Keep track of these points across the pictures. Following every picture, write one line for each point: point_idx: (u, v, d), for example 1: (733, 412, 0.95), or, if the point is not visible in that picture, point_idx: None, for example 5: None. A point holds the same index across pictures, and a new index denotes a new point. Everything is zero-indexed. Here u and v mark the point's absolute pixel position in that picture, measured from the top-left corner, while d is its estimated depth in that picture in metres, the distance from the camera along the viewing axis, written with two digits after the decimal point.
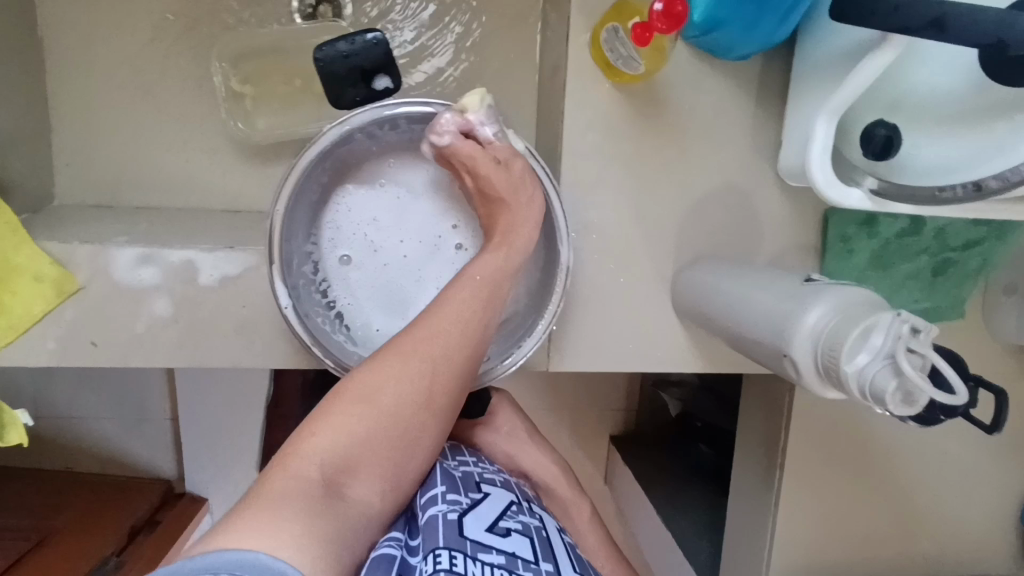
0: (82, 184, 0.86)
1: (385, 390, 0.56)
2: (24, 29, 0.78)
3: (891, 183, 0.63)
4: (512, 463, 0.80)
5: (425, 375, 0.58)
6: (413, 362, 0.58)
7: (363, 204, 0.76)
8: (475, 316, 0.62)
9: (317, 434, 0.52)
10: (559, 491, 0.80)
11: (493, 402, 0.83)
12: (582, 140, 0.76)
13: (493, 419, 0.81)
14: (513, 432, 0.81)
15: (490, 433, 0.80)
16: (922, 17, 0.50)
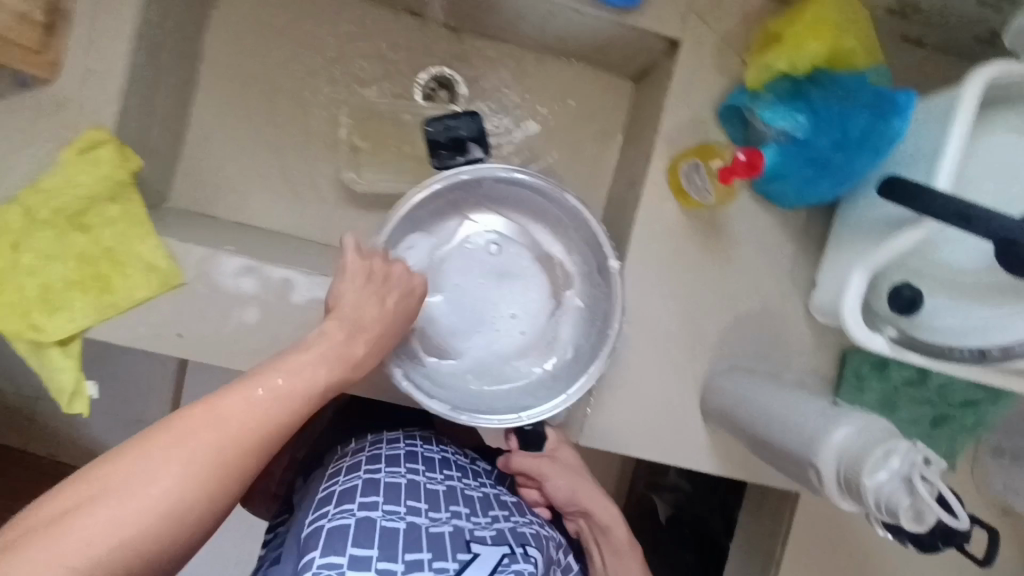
0: (193, 193, 0.96)
1: (148, 487, 0.47)
2: (189, 59, 0.91)
3: (909, 335, 0.73)
4: (575, 498, 0.88)
5: (191, 473, 0.49)
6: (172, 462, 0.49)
7: (452, 235, 0.86)
8: (208, 473, 0.50)
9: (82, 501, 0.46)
10: (617, 533, 0.87)
11: (550, 441, 0.89)
12: (645, 247, 0.88)
13: (556, 453, 0.89)
14: (572, 467, 0.89)
15: (554, 464, 0.88)
16: (951, 210, 0.63)
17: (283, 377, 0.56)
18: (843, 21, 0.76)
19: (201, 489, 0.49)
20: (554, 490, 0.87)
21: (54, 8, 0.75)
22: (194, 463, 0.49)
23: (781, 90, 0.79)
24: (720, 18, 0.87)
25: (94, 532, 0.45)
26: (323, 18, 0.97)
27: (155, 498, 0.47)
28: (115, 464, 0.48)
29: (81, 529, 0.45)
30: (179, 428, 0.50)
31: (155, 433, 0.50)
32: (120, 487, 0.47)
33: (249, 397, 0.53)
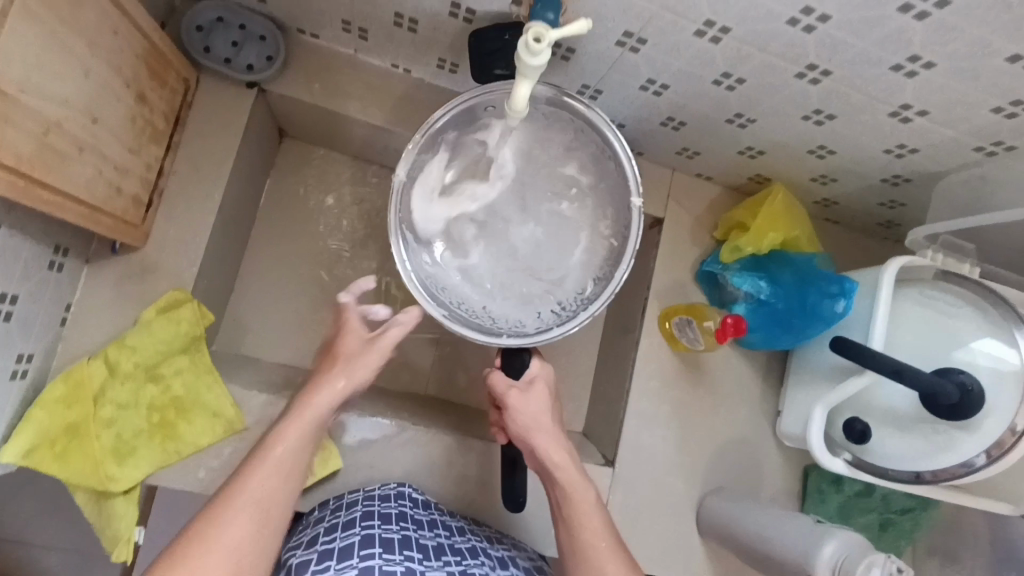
0: (237, 336, 1.04)
1: (233, 536, 0.61)
2: (247, 219, 1.03)
3: (860, 458, 0.93)
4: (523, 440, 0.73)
5: (256, 523, 0.63)
6: (265, 473, 0.66)
7: (472, 150, 0.75)
8: (248, 537, 0.62)
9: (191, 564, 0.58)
10: (579, 494, 0.71)
11: (534, 369, 0.74)
12: (646, 385, 1.05)
13: (532, 384, 0.73)
14: (546, 411, 0.73)
15: (521, 400, 0.73)
16: (889, 366, 0.83)
17: (280, 451, 0.68)
18: (792, 218, 1.01)
19: (255, 544, 0.62)
20: (520, 422, 0.72)
21: (154, 188, 0.86)
22: (281, 472, 0.67)
23: (747, 263, 1.02)
24: (693, 204, 1.11)
25: (229, 544, 0.61)
26: (363, 186, 1.12)
27: (230, 549, 0.61)
28: (215, 502, 0.63)
29: (223, 528, 0.61)
30: (287, 426, 0.70)
31: (248, 469, 0.66)
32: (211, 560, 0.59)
33: (276, 471, 0.67)
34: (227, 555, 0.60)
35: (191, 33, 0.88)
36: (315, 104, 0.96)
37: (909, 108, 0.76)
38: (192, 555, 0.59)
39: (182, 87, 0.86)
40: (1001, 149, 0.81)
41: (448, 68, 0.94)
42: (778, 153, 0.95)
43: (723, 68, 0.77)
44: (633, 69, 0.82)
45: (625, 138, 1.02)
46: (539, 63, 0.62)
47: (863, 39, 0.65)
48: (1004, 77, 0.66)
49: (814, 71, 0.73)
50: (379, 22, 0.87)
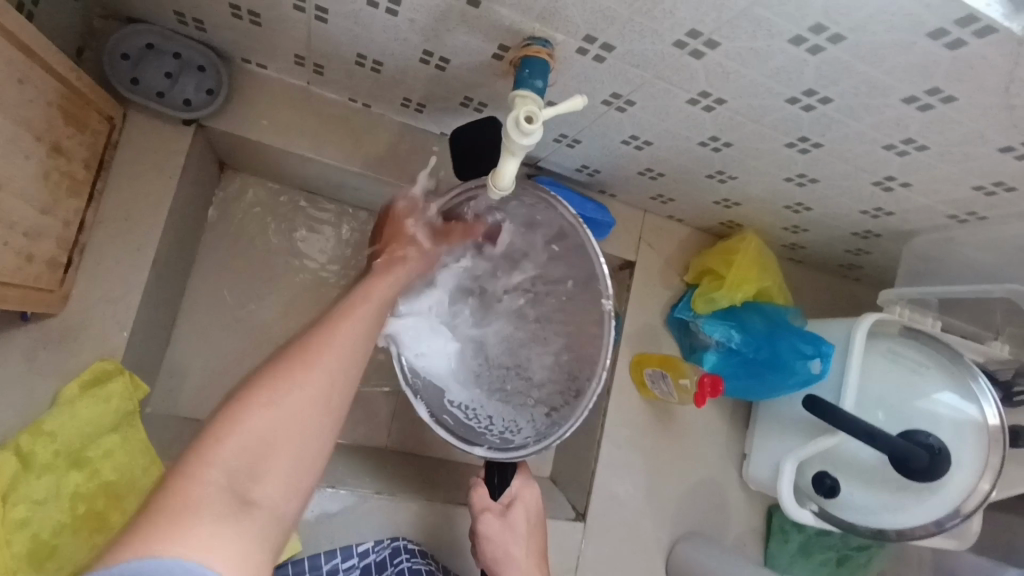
0: (173, 394, 0.93)
1: (259, 429, 0.46)
2: (183, 264, 0.92)
3: (826, 511, 0.94)
4: (494, 571, 0.74)
5: (298, 417, 0.48)
6: (310, 368, 0.50)
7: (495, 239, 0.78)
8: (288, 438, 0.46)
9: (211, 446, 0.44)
10: None
11: (517, 489, 0.77)
12: (617, 434, 1.03)
13: (510, 507, 0.76)
14: (519, 533, 0.75)
15: (499, 521, 0.75)
16: (859, 429, 0.82)
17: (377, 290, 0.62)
18: (764, 269, 1.00)
19: (297, 430, 0.47)
20: (489, 548, 0.74)
21: (74, 244, 0.74)
22: (319, 401, 0.49)
23: (720, 313, 1.00)
24: (664, 246, 1.08)
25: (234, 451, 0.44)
26: (316, 222, 1.02)
27: (258, 430, 0.46)
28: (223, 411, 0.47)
29: (260, 416, 0.46)
30: (356, 304, 0.58)
31: (315, 336, 0.53)
32: (253, 423, 0.46)
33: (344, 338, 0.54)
34: (276, 433, 0.46)
35: (114, 61, 0.76)
36: (262, 142, 0.86)
37: (893, 179, 0.75)
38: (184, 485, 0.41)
39: (106, 127, 0.75)
40: (972, 217, 0.81)
41: (414, 108, 0.86)
42: (753, 205, 0.94)
43: (711, 132, 0.73)
44: (616, 125, 0.77)
45: (599, 182, 0.98)
46: (530, 143, 0.57)
47: (860, 121, 0.63)
48: (990, 163, 0.65)
49: (804, 143, 0.70)
50: (338, 59, 0.78)
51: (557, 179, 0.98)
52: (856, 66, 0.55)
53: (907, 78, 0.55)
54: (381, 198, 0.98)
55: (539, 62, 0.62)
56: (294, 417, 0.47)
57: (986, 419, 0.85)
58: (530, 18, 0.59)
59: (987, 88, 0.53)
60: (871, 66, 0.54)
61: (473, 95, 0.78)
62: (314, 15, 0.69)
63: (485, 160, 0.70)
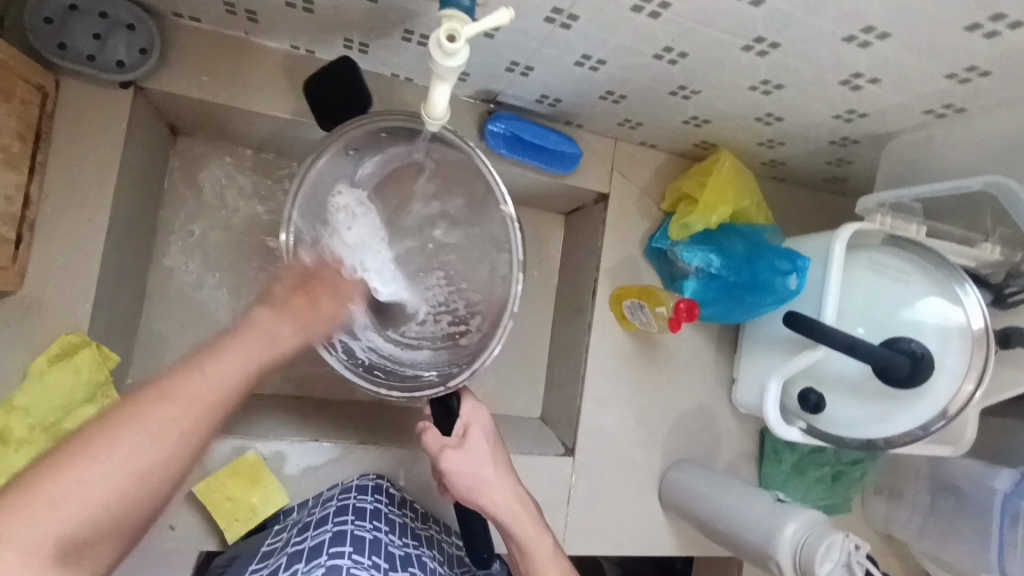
0: (153, 365, 0.93)
1: (111, 457, 0.46)
2: (145, 234, 0.90)
3: (815, 427, 0.93)
4: (473, 498, 0.71)
5: (145, 448, 0.48)
6: (160, 414, 0.49)
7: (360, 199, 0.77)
8: (149, 468, 0.48)
9: (73, 459, 0.45)
10: (520, 529, 0.70)
11: (464, 416, 0.74)
12: (601, 369, 1.03)
13: (465, 440, 0.72)
14: (480, 457, 0.72)
15: (461, 453, 0.71)
16: (841, 341, 0.80)
17: (275, 329, 0.59)
18: (740, 189, 0.97)
19: (143, 480, 0.48)
20: (452, 484, 0.71)
21: (22, 220, 0.73)
22: (173, 420, 0.50)
23: (698, 238, 0.97)
24: (639, 174, 1.04)
25: (87, 481, 0.45)
26: (280, 181, 0.99)
27: (125, 464, 0.47)
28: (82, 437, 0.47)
29: (112, 443, 0.47)
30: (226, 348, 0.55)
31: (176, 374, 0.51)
32: (118, 454, 0.47)
33: (170, 421, 0.49)
34: (127, 461, 0.47)
35: (38, 26, 0.73)
36: (205, 99, 0.83)
37: (860, 77, 0.71)
38: (6, 516, 0.42)
39: (38, 97, 0.73)
40: (951, 111, 0.77)
41: (358, 49, 0.82)
42: (723, 121, 0.90)
43: (663, 43, 0.69)
44: (565, 46, 0.73)
45: (562, 112, 0.94)
46: (456, 64, 0.54)
47: (815, 12, 0.59)
48: (959, 46, 0.62)
49: (761, 45, 0.66)
50: (269, 1, 0.74)
51: (519, 113, 0.94)
52: None
53: None
54: None
55: None
56: (132, 473, 0.47)
57: (970, 321, 0.83)
58: None
59: None
60: None
61: (414, 27, 0.74)
62: None
63: (359, 96, 0.73)
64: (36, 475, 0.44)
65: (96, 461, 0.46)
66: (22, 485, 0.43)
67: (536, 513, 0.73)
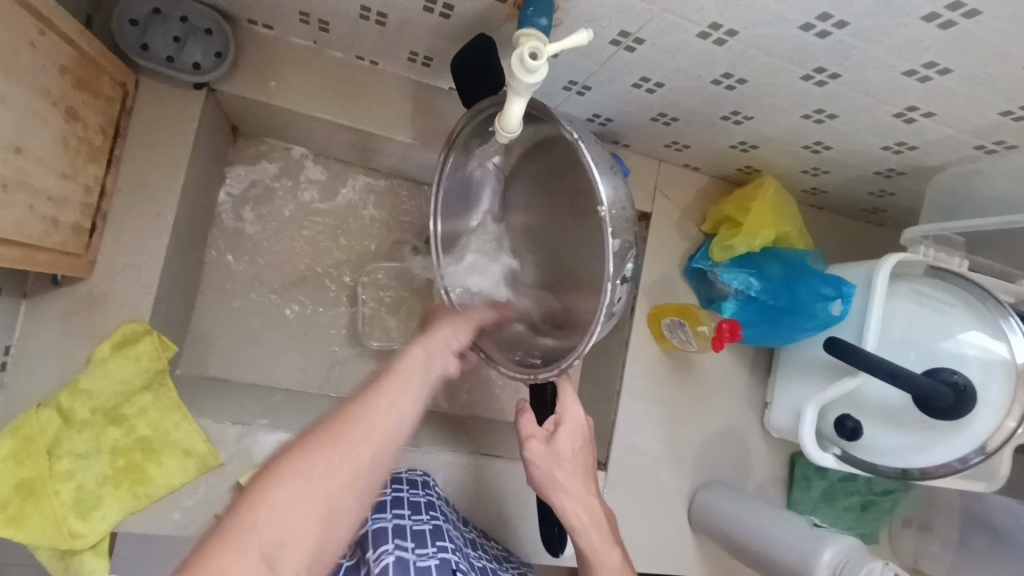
0: (202, 358, 0.95)
1: (312, 468, 0.51)
2: (202, 229, 0.93)
3: (850, 454, 0.93)
4: (546, 495, 0.73)
5: (345, 463, 0.52)
6: (346, 440, 0.54)
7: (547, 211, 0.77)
8: (347, 481, 0.52)
9: (267, 485, 0.49)
10: (589, 541, 0.70)
11: (562, 405, 0.75)
12: (636, 385, 1.04)
13: (557, 436, 0.73)
14: (563, 457, 0.73)
15: (545, 447, 0.73)
16: (882, 368, 0.80)
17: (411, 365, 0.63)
18: (784, 214, 0.98)
19: (336, 495, 0.51)
20: (532, 473, 0.74)
21: (97, 211, 0.76)
22: (348, 454, 0.53)
23: (739, 260, 0.99)
24: (680, 195, 1.06)
25: (279, 501, 0.49)
26: (331, 186, 1.03)
27: (315, 486, 0.50)
28: (257, 478, 0.50)
29: (305, 464, 0.51)
30: (388, 381, 0.61)
31: (350, 408, 0.57)
32: (296, 482, 0.50)
33: (381, 438, 0.56)
34: (321, 483, 0.50)
35: (123, 28, 0.76)
36: (271, 104, 0.86)
37: (915, 110, 0.72)
38: (229, 552, 0.45)
39: (119, 94, 0.76)
40: (1001, 147, 0.79)
41: (421, 62, 0.85)
42: (770, 147, 0.91)
43: (723, 69, 0.71)
44: (625, 67, 0.75)
45: (611, 132, 0.96)
46: (535, 81, 0.56)
47: (879, 44, 0.61)
48: (1018, 84, 0.63)
49: (821, 74, 0.68)
50: (342, 14, 0.77)
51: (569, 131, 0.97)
52: None
53: None
54: (392, 157, 0.98)
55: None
56: (325, 490, 0.50)
57: (1014, 356, 0.83)
58: None
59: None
60: None
61: None
62: None
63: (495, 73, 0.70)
64: (236, 517, 0.47)
65: (282, 484, 0.49)
66: (218, 535, 0.46)
67: (607, 530, 0.72)
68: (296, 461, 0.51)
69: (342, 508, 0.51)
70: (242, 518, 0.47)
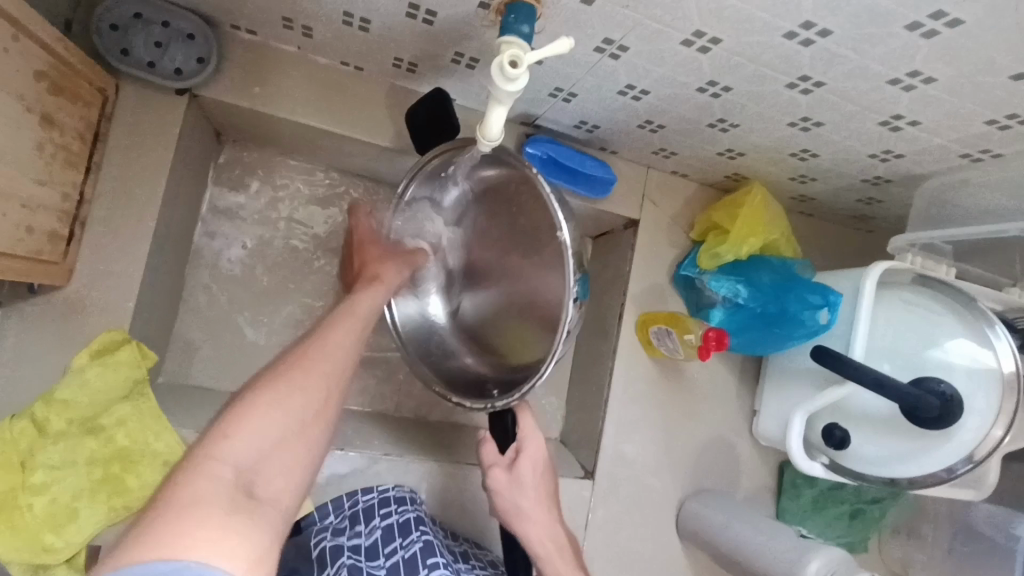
0: (184, 367, 0.94)
1: (257, 439, 0.49)
2: (185, 236, 0.92)
3: (837, 463, 0.93)
4: (509, 529, 0.76)
5: (306, 399, 0.53)
6: (306, 376, 0.54)
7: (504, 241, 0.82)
8: (317, 392, 0.54)
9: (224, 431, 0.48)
10: (557, 565, 0.73)
11: (522, 432, 0.78)
12: (624, 394, 1.03)
13: (518, 464, 0.77)
14: (523, 485, 0.76)
15: (507, 475, 0.76)
16: (870, 378, 0.79)
17: (363, 306, 0.65)
18: (771, 222, 0.98)
19: (304, 405, 0.53)
20: (498, 499, 0.76)
21: (75, 217, 0.75)
22: (319, 367, 0.56)
23: (727, 268, 0.98)
24: (669, 203, 1.06)
25: (246, 435, 0.49)
26: (317, 192, 1.02)
27: (267, 431, 0.50)
28: (225, 417, 0.50)
29: (248, 428, 0.49)
30: (338, 321, 0.61)
31: (309, 343, 0.58)
32: (264, 415, 0.50)
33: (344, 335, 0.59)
34: (285, 423, 0.51)
35: (103, 32, 0.75)
36: (255, 110, 0.85)
37: (900, 118, 0.72)
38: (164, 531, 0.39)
39: (98, 100, 0.75)
40: (987, 156, 0.79)
41: (406, 68, 0.84)
42: (757, 155, 0.91)
43: (709, 77, 0.71)
44: (610, 75, 0.75)
45: (598, 138, 0.96)
46: (515, 89, 0.55)
47: (863, 53, 0.60)
48: (1002, 94, 0.63)
49: (806, 82, 0.68)
50: (325, 19, 0.76)
51: (556, 137, 0.96)
52: None
53: (909, 2, 0.52)
54: (377, 163, 0.97)
55: (525, 6, 0.60)
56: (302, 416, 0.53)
57: (1001, 365, 0.83)
58: None
59: (997, 8, 0.51)
60: None
61: (464, 50, 0.76)
62: None
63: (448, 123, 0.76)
64: (207, 446, 0.47)
65: (244, 433, 0.49)
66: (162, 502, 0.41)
67: (570, 554, 0.75)
68: (257, 406, 0.51)
69: (312, 421, 0.53)
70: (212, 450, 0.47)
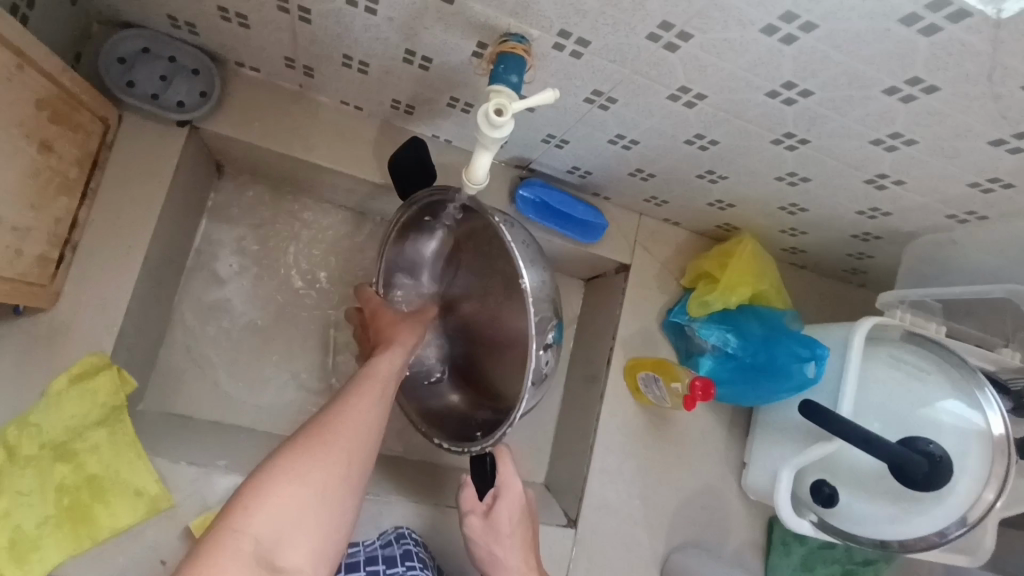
0: (166, 394, 0.93)
1: (279, 498, 0.52)
2: (177, 264, 0.93)
3: (826, 521, 0.90)
4: (488, 570, 0.75)
5: (332, 464, 0.56)
6: (334, 445, 0.57)
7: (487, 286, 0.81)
8: (342, 471, 0.56)
9: (247, 505, 0.52)
10: None
11: (501, 475, 0.77)
12: (610, 440, 1.01)
13: (495, 507, 0.75)
14: (500, 528, 0.75)
15: (483, 522, 0.76)
16: (858, 436, 0.78)
17: (382, 368, 0.68)
18: (761, 273, 0.98)
19: (332, 480, 0.55)
20: (474, 543, 0.76)
21: (66, 241, 0.76)
22: (348, 443, 0.58)
23: (716, 316, 0.98)
24: (660, 249, 1.06)
25: (273, 503, 0.52)
26: (312, 225, 1.03)
27: (288, 499, 0.53)
28: (250, 488, 0.53)
29: (278, 492, 0.53)
30: (361, 387, 0.64)
31: (333, 407, 0.61)
32: (283, 491, 0.53)
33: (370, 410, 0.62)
34: (309, 496, 0.54)
35: (110, 64, 0.78)
36: (253, 143, 0.87)
37: (885, 177, 0.73)
38: None
39: (100, 129, 0.77)
40: (973, 217, 0.79)
41: (404, 110, 0.86)
42: (747, 206, 0.92)
43: (696, 130, 0.72)
44: (601, 124, 0.76)
45: (591, 184, 0.97)
46: (500, 136, 0.56)
47: (844, 113, 0.62)
48: (981, 158, 0.64)
49: (791, 139, 0.69)
50: (326, 60, 0.78)
51: (550, 182, 0.98)
52: (833, 56, 0.54)
53: (885, 66, 0.54)
54: (372, 199, 0.99)
55: (514, 58, 0.61)
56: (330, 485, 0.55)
57: (991, 427, 0.81)
58: (504, 12, 0.59)
59: (971, 76, 0.52)
60: (850, 56, 0.53)
61: (459, 95, 0.78)
62: (298, 16, 0.70)
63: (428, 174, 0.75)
64: (233, 519, 0.51)
65: (270, 497, 0.52)
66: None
67: None
68: (281, 477, 0.54)
69: (343, 489, 0.56)
70: (239, 521, 0.51)
